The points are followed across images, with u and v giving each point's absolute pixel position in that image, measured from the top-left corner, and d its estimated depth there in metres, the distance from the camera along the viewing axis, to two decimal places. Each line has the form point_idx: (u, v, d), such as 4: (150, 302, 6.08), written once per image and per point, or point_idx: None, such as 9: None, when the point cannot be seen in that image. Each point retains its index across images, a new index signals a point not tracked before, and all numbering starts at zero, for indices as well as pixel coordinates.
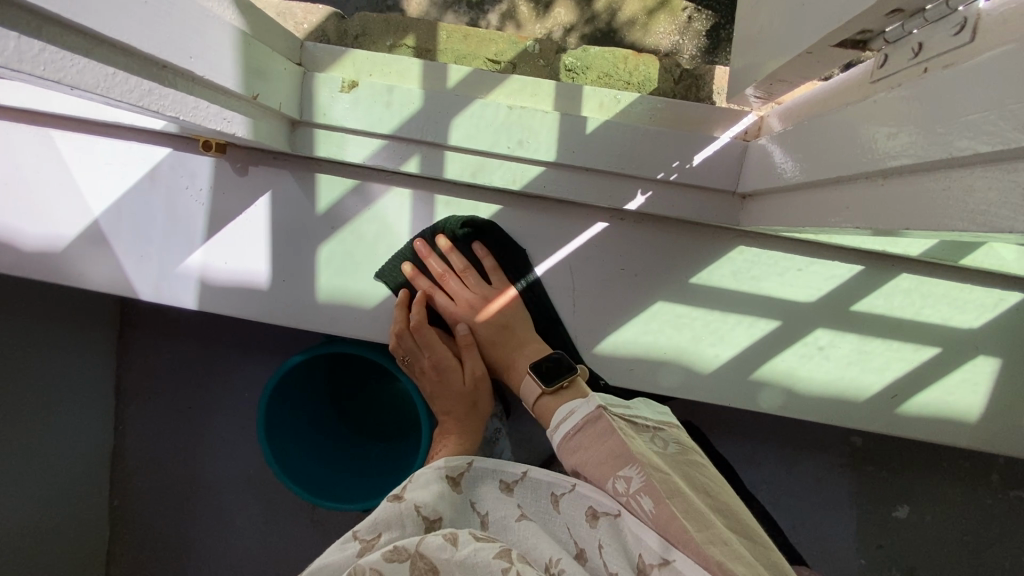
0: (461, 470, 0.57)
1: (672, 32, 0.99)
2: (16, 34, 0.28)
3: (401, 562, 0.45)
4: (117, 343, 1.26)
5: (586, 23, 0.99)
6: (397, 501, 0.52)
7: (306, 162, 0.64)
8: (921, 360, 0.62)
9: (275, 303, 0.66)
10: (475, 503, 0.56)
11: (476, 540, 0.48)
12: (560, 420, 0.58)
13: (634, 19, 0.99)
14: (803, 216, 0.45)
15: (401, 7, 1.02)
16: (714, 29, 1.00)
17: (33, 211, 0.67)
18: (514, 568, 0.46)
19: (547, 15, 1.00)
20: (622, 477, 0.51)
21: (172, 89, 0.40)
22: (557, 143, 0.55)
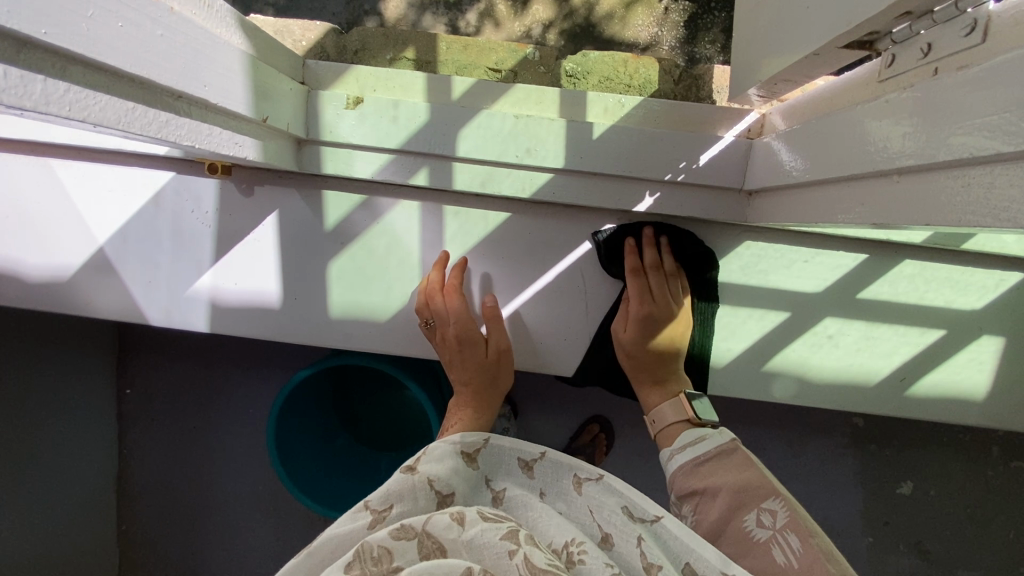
0: (479, 446, 0.57)
1: (651, 24, 1.00)
2: (42, 77, 0.28)
3: (407, 539, 0.45)
4: (117, 367, 1.25)
5: (565, 19, 0.99)
6: (410, 473, 0.52)
7: (312, 179, 0.63)
8: (927, 344, 0.64)
9: (288, 321, 0.66)
10: (490, 479, 0.56)
11: (483, 520, 0.47)
12: (682, 445, 0.61)
13: (611, 13, 0.99)
14: (815, 212, 0.46)
15: (378, 12, 1.02)
16: (692, 19, 1.00)
17: (37, 242, 0.66)
18: (522, 550, 0.45)
19: (525, 12, 1.00)
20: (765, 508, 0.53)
21: (188, 120, 0.40)
22: (564, 150, 0.56)
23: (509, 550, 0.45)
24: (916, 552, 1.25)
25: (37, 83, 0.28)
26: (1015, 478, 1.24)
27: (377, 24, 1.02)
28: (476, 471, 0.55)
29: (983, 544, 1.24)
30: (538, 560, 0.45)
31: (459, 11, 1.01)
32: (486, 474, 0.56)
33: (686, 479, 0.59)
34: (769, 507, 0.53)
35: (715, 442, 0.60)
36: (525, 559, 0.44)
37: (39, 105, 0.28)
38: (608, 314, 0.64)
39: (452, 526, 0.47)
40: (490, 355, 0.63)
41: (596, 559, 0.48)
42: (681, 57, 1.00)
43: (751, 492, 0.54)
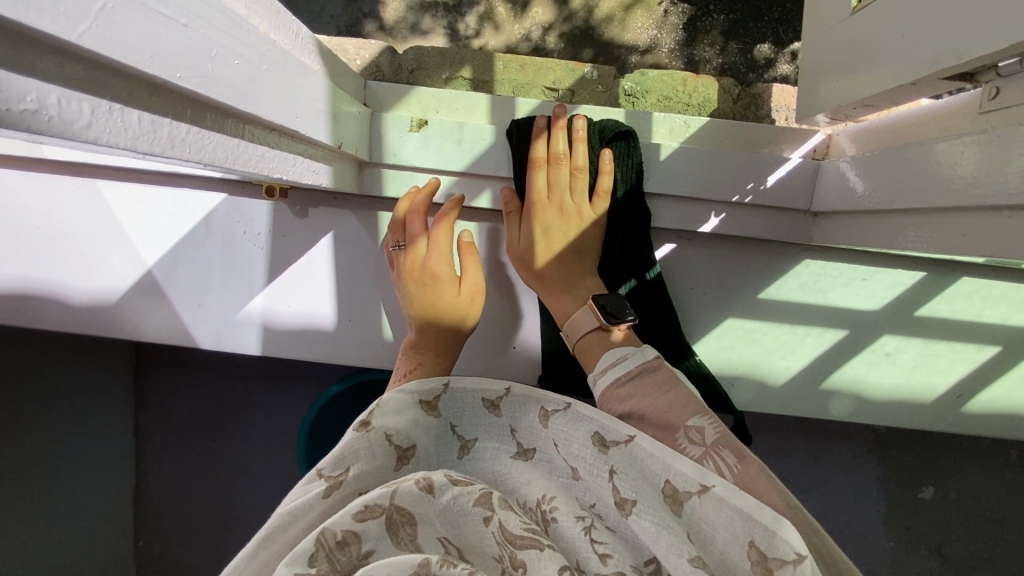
0: (439, 393, 0.49)
1: (650, 26, 0.99)
2: (169, 120, 0.27)
3: (372, 520, 0.39)
4: (137, 382, 1.23)
5: (563, 22, 0.98)
6: (365, 429, 0.44)
7: (367, 201, 0.63)
8: (983, 360, 0.64)
9: (342, 344, 0.65)
10: (455, 427, 0.49)
11: (454, 486, 0.42)
12: (607, 366, 0.50)
13: (611, 15, 0.98)
14: (899, 238, 0.46)
15: (376, 14, 1.00)
16: (692, 22, 0.98)
17: (82, 265, 0.65)
18: (498, 517, 0.42)
19: (524, 15, 0.99)
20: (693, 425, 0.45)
21: (279, 151, 0.39)
22: (630, 172, 0.56)
23: (483, 517, 0.42)
24: (938, 555, 1.27)
25: (165, 127, 0.27)
26: None
27: (376, 27, 1.01)
28: (438, 421, 0.48)
29: (1005, 547, 1.25)
30: (512, 526, 0.41)
31: (459, 14, 1.00)
32: (451, 420, 0.49)
33: (614, 402, 0.48)
34: (696, 424, 0.44)
35: (640, 359, 0.50)
36: (500, 526, 0.42)
37: (167, 149, 0.27)
38: None
39: (420, 497, 0.41)
40: (459, 298, 0.54)
41: (569, 513, 0.44)
42: (679, 61, 0.98)
43: (693, 410, 0.45)
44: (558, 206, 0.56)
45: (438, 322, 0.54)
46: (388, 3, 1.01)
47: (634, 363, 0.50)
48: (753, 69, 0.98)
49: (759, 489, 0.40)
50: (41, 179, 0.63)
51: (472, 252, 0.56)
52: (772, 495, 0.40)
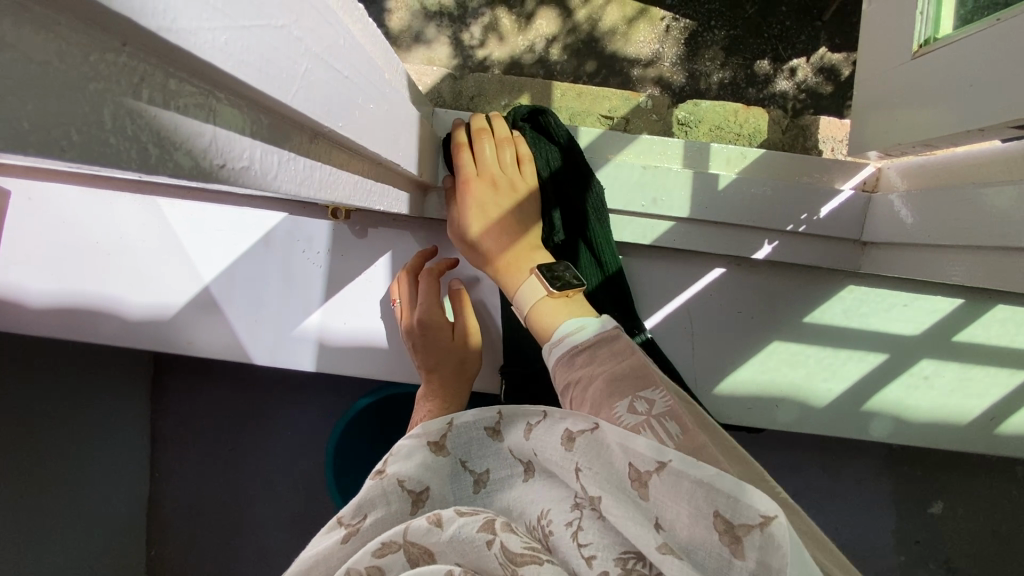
0: (445, 431, 0.48)
1: (652, 40, 1.01)
2: (323, 165, 0.29)
3: (390, 555, 0.41)
4: (158, 392, 1.22)
5: (568, 34, 1.01)
6: (381, 476, 0.46)
7: (426, 222, 0.64)
8: (1016, 384, 0.66)
9: (396, 361, 0.66)
10: (466, 461, 0.48)
11: (461, 514, 0.42)
12: (566, 334, 0.48)
13: (614, 28, 1.00)
14: (956, 271, 0.49)
15: (382, 22, 1.02)
16: (693, 37, 1.00)
17: (139, 281, 0.65)
18: (499, 539, 0.41)
19: (529, 26, 1.01)
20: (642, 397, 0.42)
21: (381, 185, 0.41)
22: (690, 200, 0.57)
23: (486, 541, 0.41)
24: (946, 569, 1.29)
25: (318, 171, 0.29)
26: None
27: (380, 34, 1.02)
28: (447, 459, 0.47)
29: (1010, 561, 1.27)
30: (512, 544, 0.41)
31: (463, 24, 1.02)
32: (460, 455, 0.48)
33: (569, 372, 0.46)
34: (645, 396, 0.42)
35: (600, 328, 0.48)
36: (502, 547, 0.41)
37: (319, 191, 0.29)
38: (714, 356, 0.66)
39: (430, 531, 0.41)
40: (458, 340, 0.62)
41: (561, 521, 0.42)
42: (680, 74, 1.00)
43: (632, 380, 0.43)
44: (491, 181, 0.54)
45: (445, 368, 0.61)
46: (393, 11, 1.02)
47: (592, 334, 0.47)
48: (753, 84, 1.00)
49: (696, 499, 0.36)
50: (103, 196, 0.63)
51: (466, 300, 0.63)
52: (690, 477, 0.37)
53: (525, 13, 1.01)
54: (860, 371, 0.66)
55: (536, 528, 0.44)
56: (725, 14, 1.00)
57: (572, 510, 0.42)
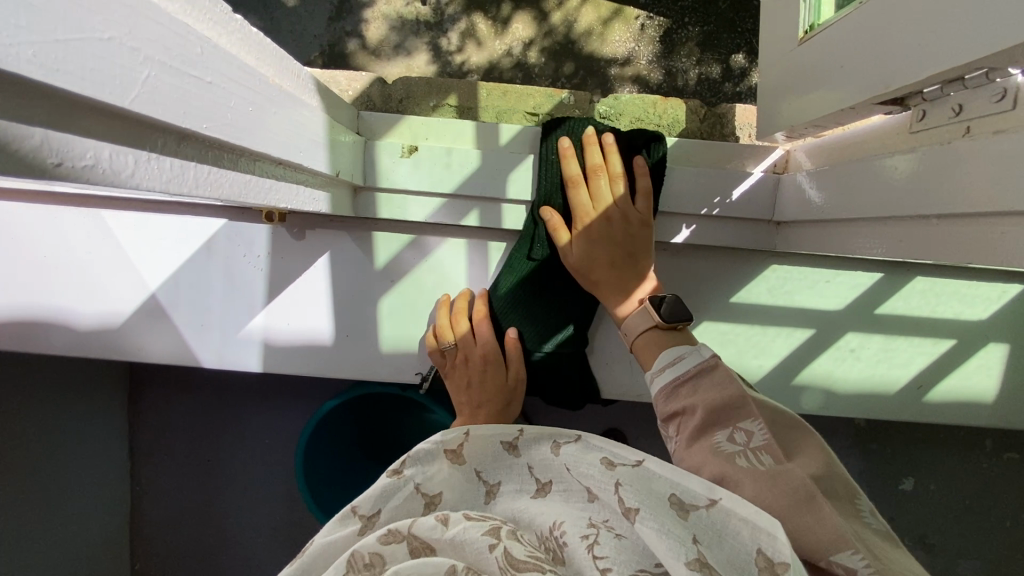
0: (462, 441, 0.52)
1: (628, 39, 1.04)
2: (196, 164, 0.31)
3: (395, 543, 0.44)
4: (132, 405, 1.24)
5: (545, 38, 1.03)
6: (397, 476, 0.48)
7: (361, 222, 0.66)
8: (940, 352, 0.69)
9: (340, 358, 0.68)
10: (479, 470, 0.52)
11: (467, 518, 0.46)
12: (663, 366, 0.54)
13: (590, 29, 1.03)
14: (848, 243, 0.51)
15: (361, 34, 1.05)
16: (669, 34, 1.03)
17: (86, 292, 0.67)
18: (503, 543, 0.44)
19: (506, 31, 1.04)
20: (739, 429, 0.48)
21: (285, 184, 0.43)
22: (608, 188, 0.60)
23: (489, 544, 0.44)
24: (920, 544, 1.31)
25: (192, 170, 0.31)
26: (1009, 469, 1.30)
27: (360, 46, 1.05)
28: (464, 467, 0.51)
29: (981, 533, 1.30)
30: (516, 551, 0.44)
31: (441, 31, 1.04)
32: (477, 467, 0.52)
33: (670, 402, 0.52)
34: (745, 427, 0.47)
35: (698, 360, 0.53)
36: (505, 552, 0.44)
37: (194, 189, 0.31)
38: None
39: (436, 527, 0.45)
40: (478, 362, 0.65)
41: (575, 532, 0.45)
42: (658, 72, 1.04)
43: (729, 411, 0.48)
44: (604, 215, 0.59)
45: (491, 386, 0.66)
46: (371, 22, 1.05)
47: (691, 363, 0.53)
48: (729, 79, 1.04)
49: (796, 520, 0.41)
50: (47, 211, 0.65)
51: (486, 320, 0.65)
52: (784, 498, 0.41)
53: (501, 18, 1.04)
54: (787, 348, 0.69)
55: (547, 539, 0.47)
56: (700, 11, 1.03)
57: (586, 526, 0.46)
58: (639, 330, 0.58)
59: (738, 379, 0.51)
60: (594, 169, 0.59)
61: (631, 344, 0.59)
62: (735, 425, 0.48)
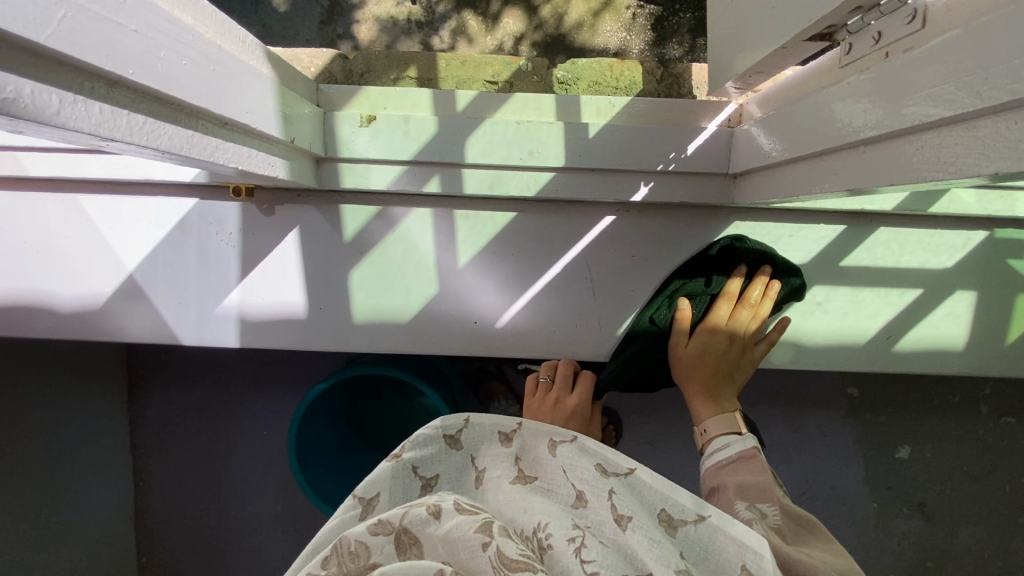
0: (461, 428, 0.56)
1: (620, 29, 1.05)
2: (128, 112, 0.32)
3: (382, 535, 0.44)
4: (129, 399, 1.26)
5: (536, 31, 1.04)
6: (396, 459, 0.52)
7: (328, 195, 0.68)
8: (907, 302, 0.69)
9: (314, 330, 0.70)
10: (474, 458, 0.56)
11: (459, 511, 0.46)
12: (716, 448, 0.66)
13: (581, 22, 1.04)
14: (793, 188, 0.52)
15: (353, 36, 1.06)
16: (660, 21, 1.04)
17: (66, 275, 0.69)
18: (495, 542, 0.44)
19: (497, 26, 1.05)
20: (759, 509, 0.58)
21: (233, 144, 0.44)
22: (564, 148, 0.61)
23: (483, 542, 0.44)
24: (920, 512, 1.30)
25: (124, 117, 0.32)
26: (1006, 434, 1.29)
27: (352, 46, 1.07)
28: (460, 453, 0.55)
29: (980, 499, 1.29)
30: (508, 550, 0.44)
31: (433, 29, 1.06)
32: (472, 453, 0.56)
33: (714, 479, 0.64)
34: (765, 510, 0.57)
35: (740, 448, 0.65)
36: (498, 551, 0.44)
37: (127, 135, 0.33)
38: (615, 299, 0.69)
39: (428, 521, 0.46)
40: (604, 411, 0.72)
41: (561, 535, 0.47)
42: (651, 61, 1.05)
43: (757, 490, 0.59)
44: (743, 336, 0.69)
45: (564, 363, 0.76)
46: (363, 23, 1.06)
47: (735, 450, 0.65)
48: None
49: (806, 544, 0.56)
50: (27, 197, 0.67)
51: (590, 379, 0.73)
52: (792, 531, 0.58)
53: (491, 14, 1.05)
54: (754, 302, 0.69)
55: (531, 539, 0.48)
56: None
57: (572, 529, 0.48)
58: (708, 429, 0.67)
59: (769, 472, 0.62)
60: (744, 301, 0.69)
61: (702, 443, 0.68)
62: (758, 504, 0.58)
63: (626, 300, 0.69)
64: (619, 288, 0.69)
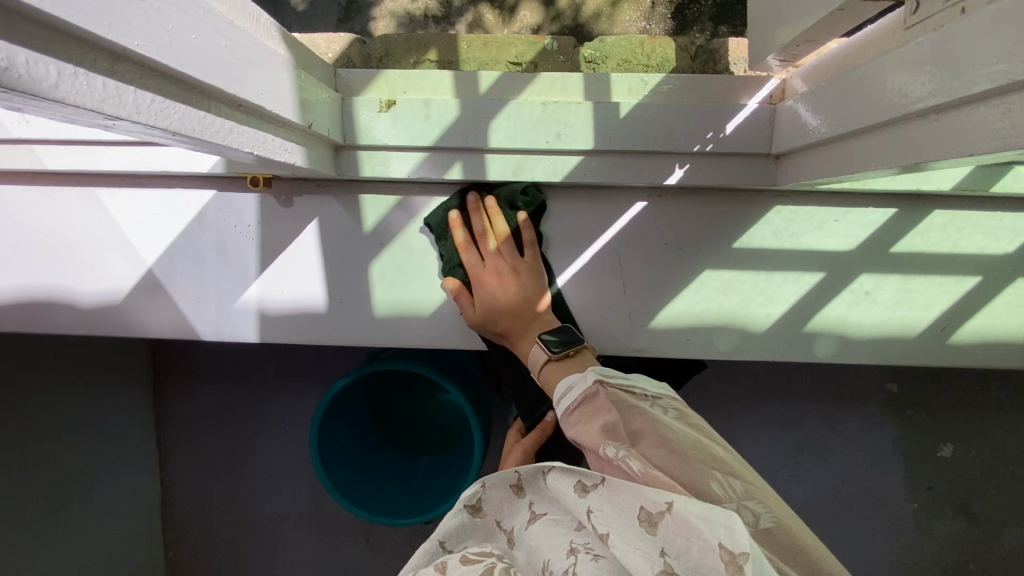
0: (479, 494, 0.48)
1: (639, 19, 1.00)
2: (134, 88, 0.30)
3: None
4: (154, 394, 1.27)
5: (553, 23, 1.01)
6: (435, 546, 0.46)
7: (347, 185, 0.65)
8: (964, 291, 0.64)
9: (334, 324, 0.68)
10: (500, 521, 0.48)
11: (454, 573, 0.41)
12: (562, 389, 0.56)
13: (598, 12, 1.00)
14: (841, 168, 0.48)
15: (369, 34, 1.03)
16: (681, 10, 1.00)
17: (87, 270, 0.68)
18: None
19: (513, 19, 1.02)
20: None
21: (248, 128, 0.42)
22: (593, 130, 0.58)
23: None
24: (963, 514, 1.24)
25: (129, 94, 0.30)
26: None
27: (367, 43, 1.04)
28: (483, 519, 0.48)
29: None
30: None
31: (449, 24, 1.02)
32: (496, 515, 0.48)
33: None
34: None
35: None
36: None
37: (133, 115, 0.30)
38: (647, 290, 0.66)
39: None
40: None
41: (562, 562, 0.41)
42: None
43: None
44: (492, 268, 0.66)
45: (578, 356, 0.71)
46: (379, 21, 1.04)
47: None
48: None
49: None
50: (46, 191, 0.67)
51: None
52: None
53: (507, 6, 1.02)
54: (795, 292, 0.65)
55: None
56: None
57: (569, 554, 0.42)
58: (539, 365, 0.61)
59: None
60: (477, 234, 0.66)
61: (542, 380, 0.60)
62: None
63: (658, 292, 0.66)
64: (651, 279, 0.66)
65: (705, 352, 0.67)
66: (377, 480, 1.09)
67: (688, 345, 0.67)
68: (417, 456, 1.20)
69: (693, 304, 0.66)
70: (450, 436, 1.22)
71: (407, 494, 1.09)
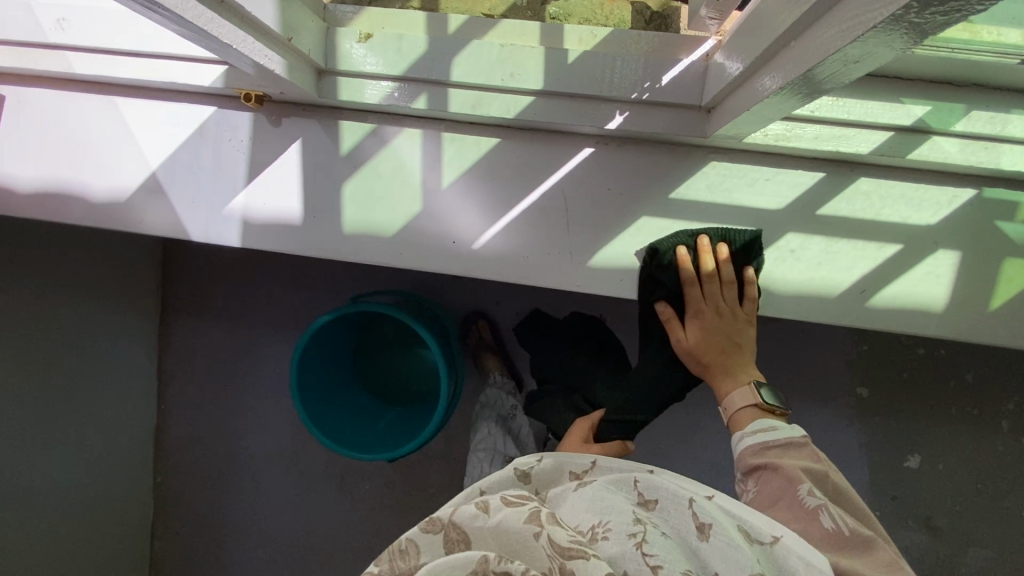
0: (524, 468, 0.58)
1: None
2: None
3: (437, 531, 0.49)
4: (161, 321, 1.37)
5: None
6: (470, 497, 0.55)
7: (329, 112, 0.74)
8: (886, 257, 0.69)
9: (307, 236, 0.76)
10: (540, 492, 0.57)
11: (507, 506, 0.50)
12: (754, 430, 0.65)
13: None
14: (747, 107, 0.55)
15: None
16: None
17: (100, 169, 0.78)
18: (545, 530, 0.47)
19: None
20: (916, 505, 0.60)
21: (229, 23, 0.50)
22: (543, 72, 0.65)
23: (533, 532, 0.47)
24: (926, 528, 1.21)
25: None
26: None
27: None
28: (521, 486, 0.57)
29: (994, 518, 1.20)
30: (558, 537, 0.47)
31: None
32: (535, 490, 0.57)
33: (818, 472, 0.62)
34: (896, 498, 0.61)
35: (791, 434, 0.63)
36: (549, 539, 0.47)
37: None
38: (587, 230, 0.72)
39: (477, 515, 0.49)
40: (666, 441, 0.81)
41: (620, 529, 0.48)
42: None
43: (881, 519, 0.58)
44: (718, 311, 0.71)
45: (699, 349, 0.72)
46: None
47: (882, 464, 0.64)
48: None
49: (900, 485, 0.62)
50: (76, 97, 0.77)
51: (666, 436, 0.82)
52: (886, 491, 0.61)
53: None
54: (725, 243, 0.70)
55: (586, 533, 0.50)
56: None
57: (630, 524, 0.49)
58: (735, 405, 0.69)
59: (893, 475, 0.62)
60: (698, 278, 0.70)
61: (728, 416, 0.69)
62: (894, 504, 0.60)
63: (598, 232, 0.72)
64: (592, 220, 0.71)
65: (637, 293, 0.72)
66: (346, 414, 1.18)
67: (621, 286, 0.72)
68: (387, 405, 1.29)
69: (629, 246, 0.71)
70: (421, 392, 1.31)
71: (370, 434, 1.18)
